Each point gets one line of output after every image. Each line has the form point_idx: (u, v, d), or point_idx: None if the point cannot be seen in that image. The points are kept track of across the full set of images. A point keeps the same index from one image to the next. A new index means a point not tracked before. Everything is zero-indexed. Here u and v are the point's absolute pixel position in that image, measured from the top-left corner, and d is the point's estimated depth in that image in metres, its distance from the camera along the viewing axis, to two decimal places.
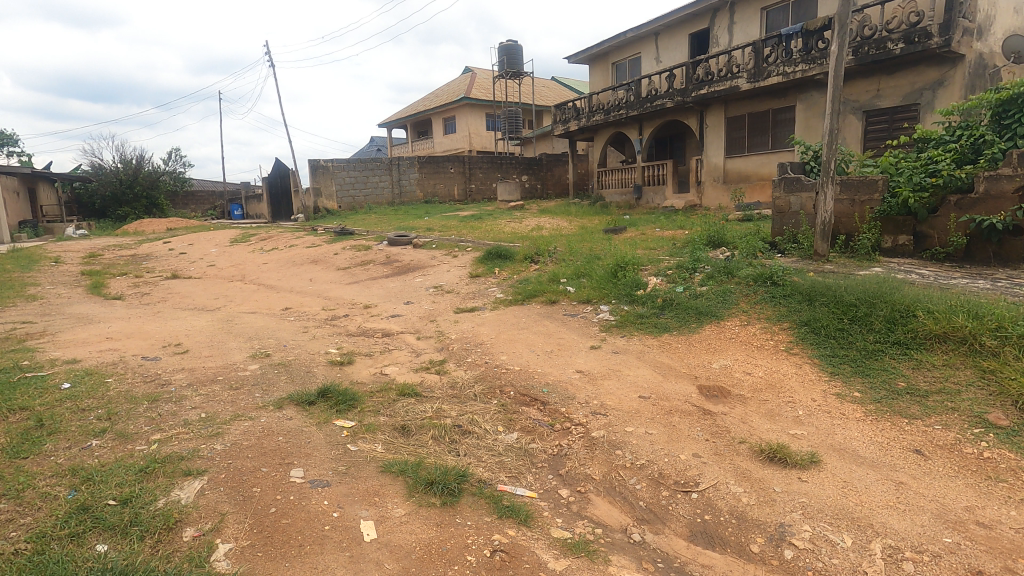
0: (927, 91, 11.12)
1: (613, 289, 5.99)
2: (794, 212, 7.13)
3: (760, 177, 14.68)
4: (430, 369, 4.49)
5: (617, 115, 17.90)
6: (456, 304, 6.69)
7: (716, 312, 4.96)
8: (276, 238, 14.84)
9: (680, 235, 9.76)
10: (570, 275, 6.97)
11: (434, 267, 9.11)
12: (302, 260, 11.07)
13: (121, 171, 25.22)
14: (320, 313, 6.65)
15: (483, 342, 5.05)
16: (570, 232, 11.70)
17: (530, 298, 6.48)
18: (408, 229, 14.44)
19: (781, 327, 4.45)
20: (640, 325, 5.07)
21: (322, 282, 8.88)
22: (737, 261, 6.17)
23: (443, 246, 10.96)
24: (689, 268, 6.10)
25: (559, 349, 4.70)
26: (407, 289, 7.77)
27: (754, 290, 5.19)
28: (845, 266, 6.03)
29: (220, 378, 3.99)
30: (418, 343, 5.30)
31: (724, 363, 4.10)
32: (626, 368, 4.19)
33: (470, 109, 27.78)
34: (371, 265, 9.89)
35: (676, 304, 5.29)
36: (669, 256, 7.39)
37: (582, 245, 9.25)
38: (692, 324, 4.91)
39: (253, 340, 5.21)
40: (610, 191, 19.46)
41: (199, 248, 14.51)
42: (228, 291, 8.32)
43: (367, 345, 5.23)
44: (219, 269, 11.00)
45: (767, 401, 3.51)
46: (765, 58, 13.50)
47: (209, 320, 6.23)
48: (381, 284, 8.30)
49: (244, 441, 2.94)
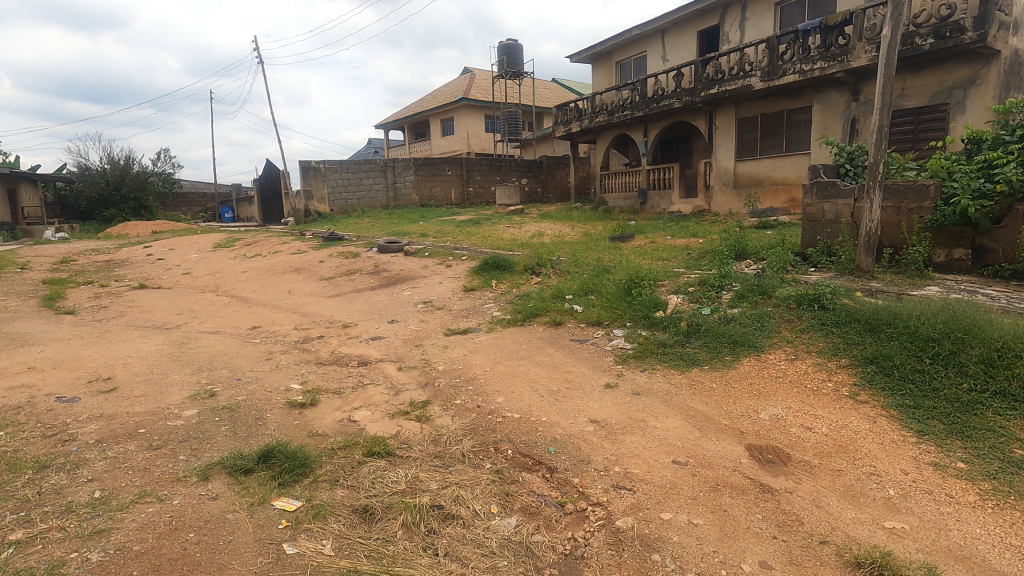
0: (958, 91, 10.35)
1: (627, 310, 5.20)
2: (829, 221, 6.34)
3: (773, 181, 13.93)
4: (409, 415, 3.66)
5: (621, 116, 17.14)
6: (446, 324, 5.87)
7: (755, 343, 4.15)
8: (262, 243, 14.03)
9: (695, 244, 8.96)
10: (577, 290, 6.16)
11: (425, 277, 8.32)
12: (284, 269, 10.24)
13: (108, 172, 24.49)
14: (291, 334, 5.82)
15: (476, 377, 4.22)
16: (574, 239, 10.87)
17: (532, 318, 5.68)
18: (400, 234, 13.66)
19: (841, 364, 3.64)
20: (663, 357, 4.28)
21: (301, 294, 8.07)
22: (770, 277, 5.38)
23: (437, 254, 10.15)
24: (714, 287, 5.32)
25: (567, 389, 3.89)
26: (394, 304, 6.96)
27: (797, 315, 4.38)
28: (896, 284, 5.23)
29: (142, 432, 3.15)
30: (400, 376, 4.46)
31: (774, 413, 3.28)
32: (652, 418, 3.37)
33: (469, 110, 27.00)
34: (357, 275, 9.08)
35: (704, 330, 4.49)
36: (687, 269, 6.58)
37: (589, 254, 8.44)
38: (725, 357, 4.10)
39: (203, 372, 4.38)
40: (613, 195, 18.71)
41: (178, 254, 13.67)
42: (195, 305, 7.50)
43: (337, 378, 4.41)
44: (194, 277, 10.18)
45: (842, 472, 2.69)
46: (781, 54, 12.72)
47: (161, 342, 5.38)
48: (365, 298, 7.48)
49: (135, 545, 2.10)
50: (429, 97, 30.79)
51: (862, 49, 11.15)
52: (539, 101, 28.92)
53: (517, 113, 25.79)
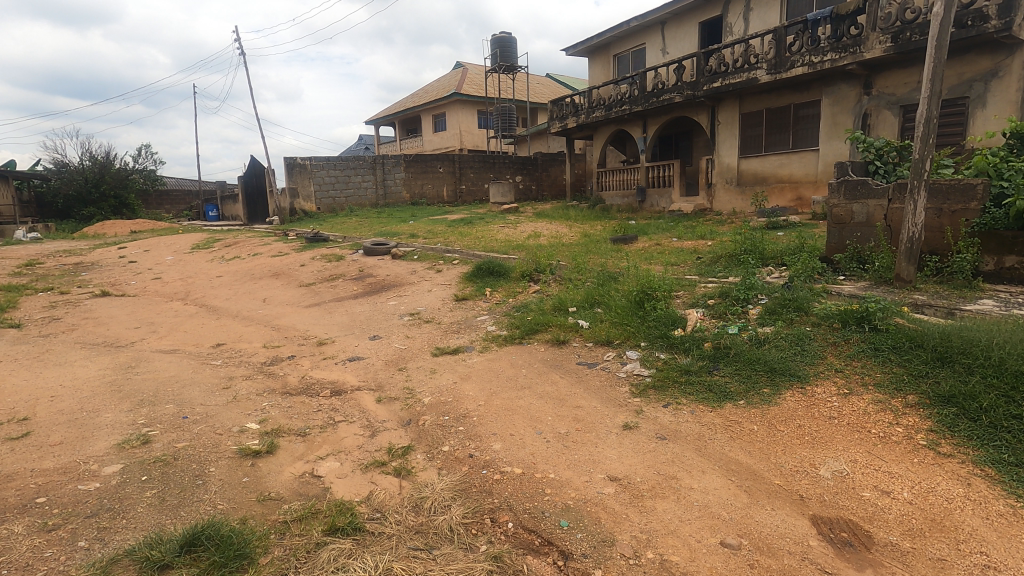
0: (978, 84, 9.80)
1: (640, 327, 4.57)
2: (859, 224, 5.75)
3: (778, 179, 13.36)
4: (386, 468, 2.99)
5: (620, 111, 16.49)
6: (434, 341, 5.20)
7: (797, 373, 3.53)
8: (242, 244, 13.28)
9: (704, 247, 8.34)
10: (580, 302, 5.51)
11: (413, 284, 7.65)
12: (261, 274, 9.51)
13: (86, 169, 23.58)
14: (259, 353, 5.13)
15: (468, 413, 3.56)
16: (573, 241, 10.24)
17: (532, 335, 5.04)
18: (388, 235, 12.94)
19: (909, 404, 3.02)
20: (687, 387, 3.65)
21: (277, 303, 7.37)
22: (801, 290, 4.76)
23: (426, 258, 9.46)
24: (739, 300, 4.69)
25: (578, 430, 3.24)
26: (378, 316, 6.30)
27: (844, 336, 3.75)
28: (943, 297, 4.63)
29: (40, 503, 2.47)
30: (379, 410, 3.78)
31: (837, 470, 2.65)
32: (685, 474, 2.72)
33: (461, 105, 26.24)
34: (340, 281, 8.39)
35: (734, 354, 3.86)
36: (702, 277, 5.94)
37: (592, 259, 7.79)
38: (762, 390, 3.47)
39: (144, 408, 3.69)
40: (611, 193, 18.07)
41: (152, 256, 12.88)
42: (157, 317, 6.78)
43: (303, 414, 3.72)
44: (164, 283, 9.42)
45: (946, 563, 2.05)
46: (788, 46, 12.12)
47: (105, 365, 4.68)
48: (346, 308, 6.79)
49: None
50: (420, 93, 30.03)
51: (876, 40, 10.58)
52: (533, 96, 28.24)
53: (510, 108, 25.03)
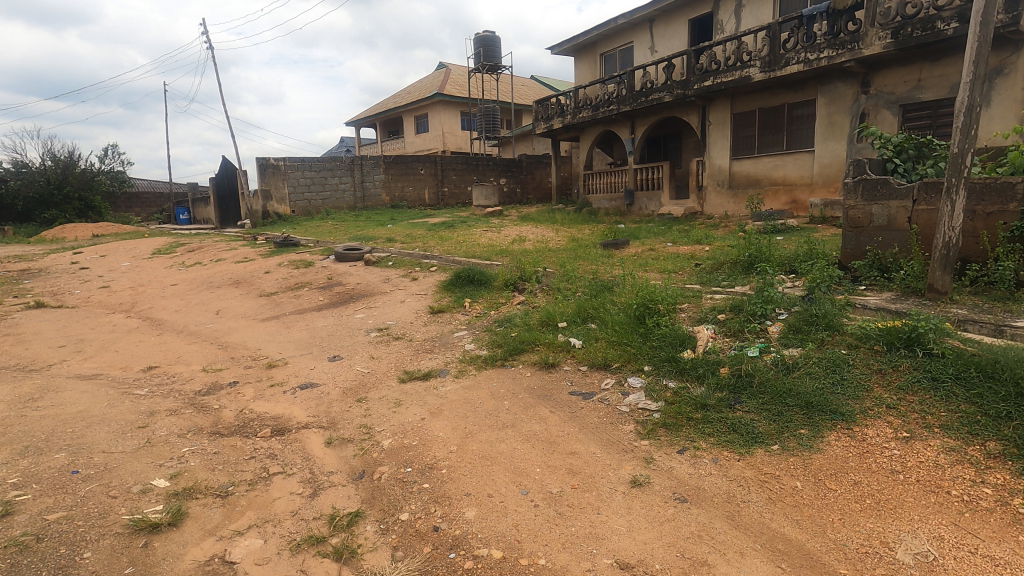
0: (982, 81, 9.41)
1: (642, 349, 3.93)
2: (878, 228, 5.20)
3: (772, 181, 12.88)
4: (323, 547, 2.26)
5: (607, 111, 15.93)
6: (402, 364, 4.47)
7: (839, 410, 2.89)
8: (207, 249, 12.44)
9: (702, 253, 7.73)
10: (571, 316, 4.85)
11: (385, 295, 6.92)
12: (220, 282, 8.68)
13: (49, 170, 22.45)
14: (196, 379, 4.35)
15: (436, 463, 2.85)
16: (560, 246, 9.57)
17: (516, 356, 4.38)
18: (364, 240, 12.16)
19: (992, 455, 2.39)
20: (704, 427, 2.99)
21: (231, 316, 6.59)
22: (824, 303, 4.14)
23: (402, 264, 8.74)
24: (755, 316, 4.05)
25: (577, 487, 2.56)
26: (342, 331, 5.56)
27: (890, 361, 3.13)
28: (986, 311, 4.05)
29: None
30: (327, 457, 3.05)
31: (919, 552, 2.00)
32: (718, 559, 2.05)
33: (444, 106, 25.54)
34: (304, 290, 7.63)
35: (758, 385, 3.21)
36: (706, 288, 5.33)
37: (581, 266, 7.14)
38: (799, 431, 2.82)
39: (27, 459, 2.92)
40: (598, 196, 17.49)
41: (107, 262, 11.95)
42: (89, 332, 5.95)
43: (231, 464, 2.98)
44: (110, 292, 8.55)
45: None
46: (783, 43, 11.65)
47: (1, 398, 3.88)
48: (307, 322, 6.04)
49: None
50: (402, 94, 29.31)
51: (875, 36, 10.12)
52: (518, 98, 27.66)
53: (494, 109, 24.41)
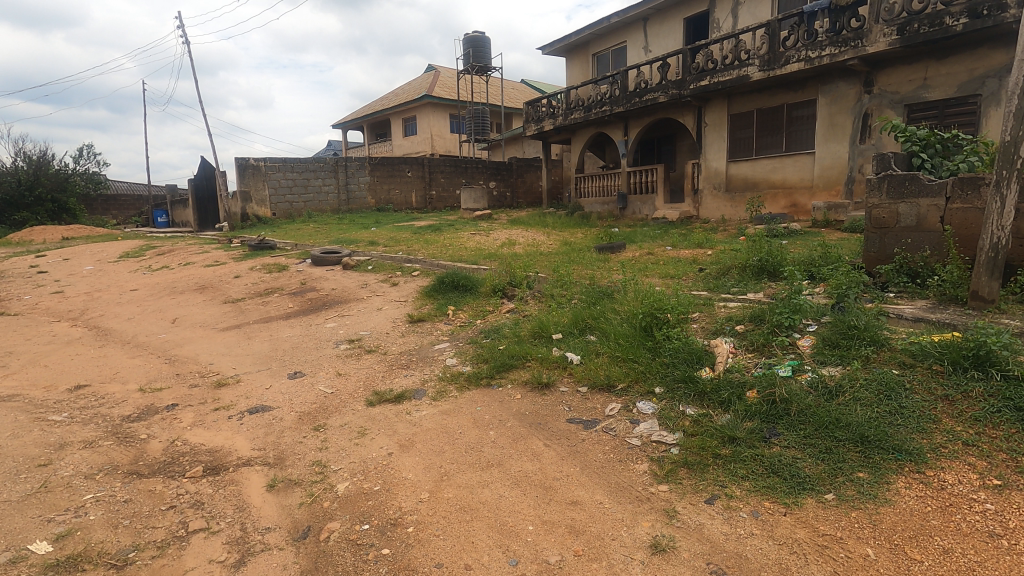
0: (992, 80, 9.02)
1: (652, 366, 3.36)
2: (905, 229, 4.70)
3: (771, 184, 12.43)
4: None
5: (600, 112, 15.45)
6: (372, 383, 3.85)
7: (904, 447, 2.33)
8: (178, 252, 11.72)
9: (704, 257, 7.20)
10: (567, 327, 4.27)
11: (361, 302, 6.30)
12: (184, 287, 8.01)
13: (20, 171, 21.58)
14: (128, 402, 3.70)
15: (401, 517, 2.24)
16: (551, 250, 9.00)
17: (504, 374, 3.79)
18: (344, 243, 11.53)
19: None
20: (736, 468, 2.41)
21: (187, 325, 5.92)
22: (859, 313, 3.60)
23: (382, 268, 8.12)
24: (782, 327, 3.50)
25: (582, 555, 1.97)
26: (308, 343, 4.93)
27: (960, 384, 2.58)
28: None
29: None
30: (265, 507, 2.42)
31: None
32: None
33: (433, 108, 24.97)
34: (274, 297, 6.97)
35: (797, 414, 2.65)
36: (716, 296, 4.78)
37: (576, 272, 6.57)
38: (857, 475, 2.26)
39: None
40: (590, 200, 16.98)
41: (69, 266, 11.21)
42: (21, 344, 5.26)
43: (142, 518, 2.35)
44: (62, 298, 7.84)
45: None
46: (782, 40, 11.23)
47: None
48: (270, 333, 5.39)
49: None
50: (390, 96, 28.75)
51: (880, 32, 9.70)
52: (507, 101, 27.20)
53: (484, 112, 23.92)
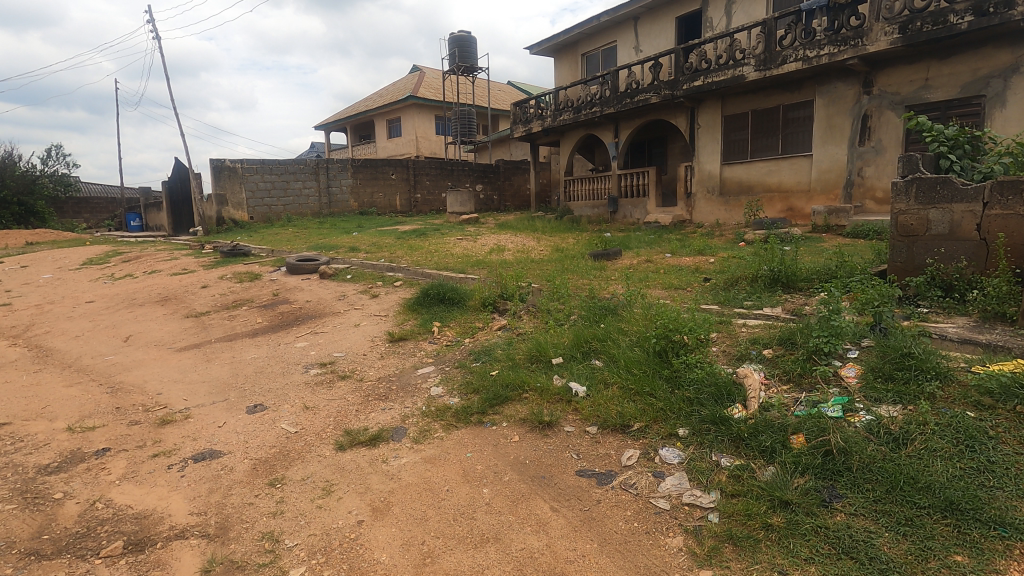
0: (997, 80, 8.74)
1: (672, 402, 2.86)
2: (937, 238, 4.28)
3: (766, 187, 12.08)
4: None
5: (589, 113, 15.01)
6: (344, 419, 3.31)
7: (1008, 520, 1.85)
8: (145, 259, 11.02)
9: (708, 266, 6.74)
10: (569, 350, 3.76)
11: (337, 316, 5.74)
12: (144, 299, 7.36)
13: None
14: (49, 446, 3.10)
15: None
16: (543, 257, 8.49)
17: (498, 407, 3.27)
18: (324, 249, 10.94)
19: None
20: (796, 545, 1.91)
21: (141, 344, 5.31)
22: (903, 337, 3.14)
23: (362, 277, 7.56)
24: (821, 355, 3.02)
25: None
26: (275, 366, 4.36)
27: None
28: None
29: None
30: None
31: None
32: None
33: (418, 109, 24.40)
34: (242, 310, 6.38)
35: (862, 470, 2.16)
36: (731, 312, 4.30)
37: (573, 283, 6.06)
38: (954, 559, 1.77)
39: None
40: (579, 203, 16.55)
41: (26, 274, 10.46)
42: None
43: None
44: (8, 311, 7.14)
45: None
46: (779, 39, 10.87)
47: None
48: (233, 354, 4.81)
49: None
50: (373, 97, 28.09)
51: (881, 31, 9.37)
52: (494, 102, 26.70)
53: (470, 113, 23.42)
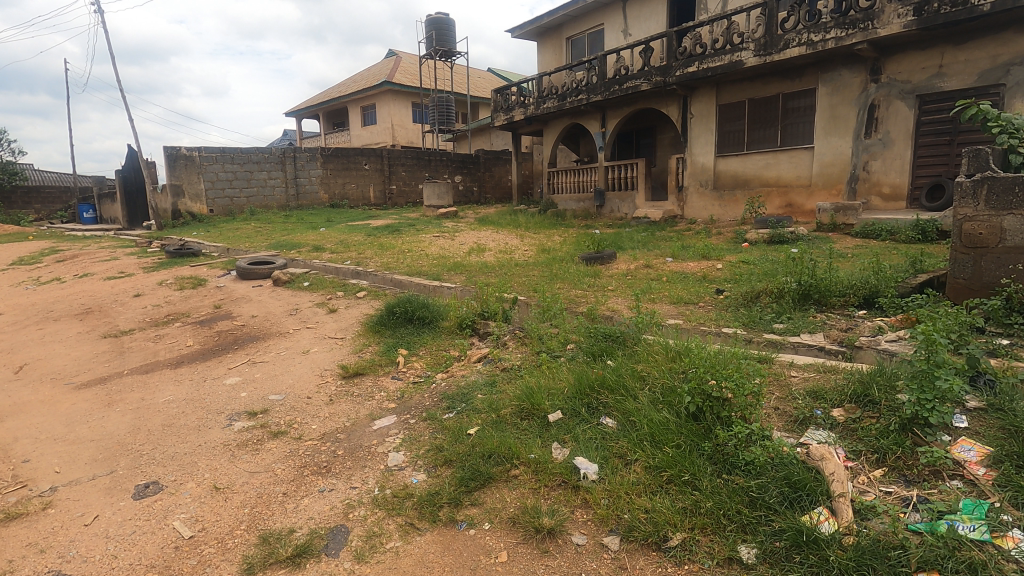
0: (1017, 67, 8.08)
1: (726, 502, 2.00)
2: (1012, 249, 3.51)
3: (763, 181, 11.35)
4: None
5: (575, 101, 14.09)
6: (265, 510, 2.39)
7: None
8: (82, 258, 9.81)
9: (716, 273, 5.96)
10: (569, 401, 2.90)
11: (284, 337, 4.79)
12: (62, 312, 6.27)
13: None
14: None
15: None
16: (528, 259, 7.64)
17: (475, 491, 2.38)
18: (285, 247, 9.91)
19: None
20: None
21: (33, 377, 4.28)
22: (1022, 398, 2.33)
23: (323, 285, 6.61)
24: (926, 428, 2.18)
25: None
26: (193, 414, 3.41)
27: None
28: None
29: None
30: None
31: None
32: None
33: (393, 96, 23.18)
34: (172, 328, 5.37)
35: None
36: (763, 344, 3.48)
37: (565, 295, 5.20)
38: None
39: None
40: (564, 196, 15.67)
41: None
42: None
43: None
44: None
45: None
46: (781, 22, 10.06)
47: None
48: (144, 393, 3.83)
49: None
50: (346, 83, 26.77)
51: (893, 13, 8.61)
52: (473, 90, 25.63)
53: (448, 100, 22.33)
